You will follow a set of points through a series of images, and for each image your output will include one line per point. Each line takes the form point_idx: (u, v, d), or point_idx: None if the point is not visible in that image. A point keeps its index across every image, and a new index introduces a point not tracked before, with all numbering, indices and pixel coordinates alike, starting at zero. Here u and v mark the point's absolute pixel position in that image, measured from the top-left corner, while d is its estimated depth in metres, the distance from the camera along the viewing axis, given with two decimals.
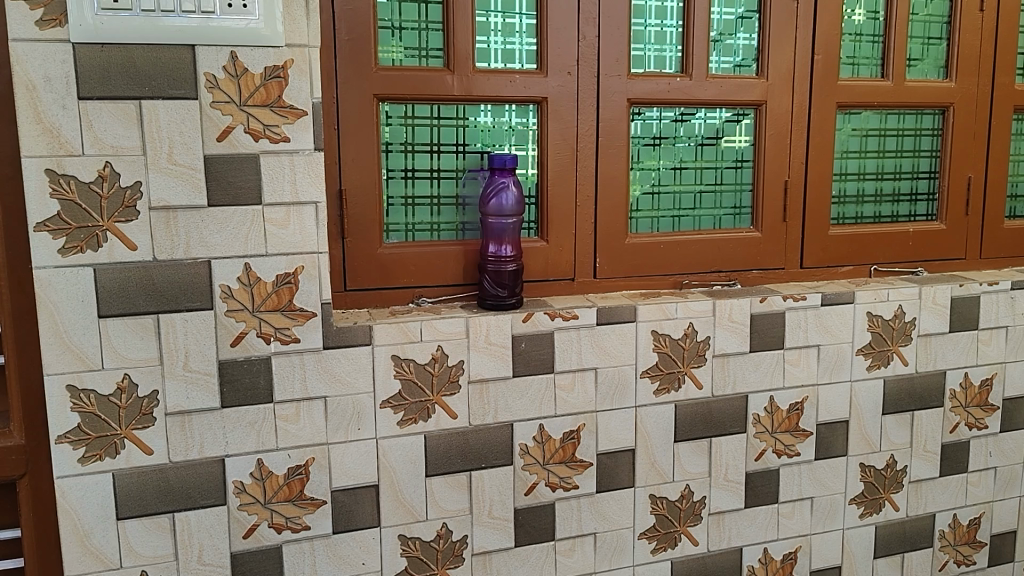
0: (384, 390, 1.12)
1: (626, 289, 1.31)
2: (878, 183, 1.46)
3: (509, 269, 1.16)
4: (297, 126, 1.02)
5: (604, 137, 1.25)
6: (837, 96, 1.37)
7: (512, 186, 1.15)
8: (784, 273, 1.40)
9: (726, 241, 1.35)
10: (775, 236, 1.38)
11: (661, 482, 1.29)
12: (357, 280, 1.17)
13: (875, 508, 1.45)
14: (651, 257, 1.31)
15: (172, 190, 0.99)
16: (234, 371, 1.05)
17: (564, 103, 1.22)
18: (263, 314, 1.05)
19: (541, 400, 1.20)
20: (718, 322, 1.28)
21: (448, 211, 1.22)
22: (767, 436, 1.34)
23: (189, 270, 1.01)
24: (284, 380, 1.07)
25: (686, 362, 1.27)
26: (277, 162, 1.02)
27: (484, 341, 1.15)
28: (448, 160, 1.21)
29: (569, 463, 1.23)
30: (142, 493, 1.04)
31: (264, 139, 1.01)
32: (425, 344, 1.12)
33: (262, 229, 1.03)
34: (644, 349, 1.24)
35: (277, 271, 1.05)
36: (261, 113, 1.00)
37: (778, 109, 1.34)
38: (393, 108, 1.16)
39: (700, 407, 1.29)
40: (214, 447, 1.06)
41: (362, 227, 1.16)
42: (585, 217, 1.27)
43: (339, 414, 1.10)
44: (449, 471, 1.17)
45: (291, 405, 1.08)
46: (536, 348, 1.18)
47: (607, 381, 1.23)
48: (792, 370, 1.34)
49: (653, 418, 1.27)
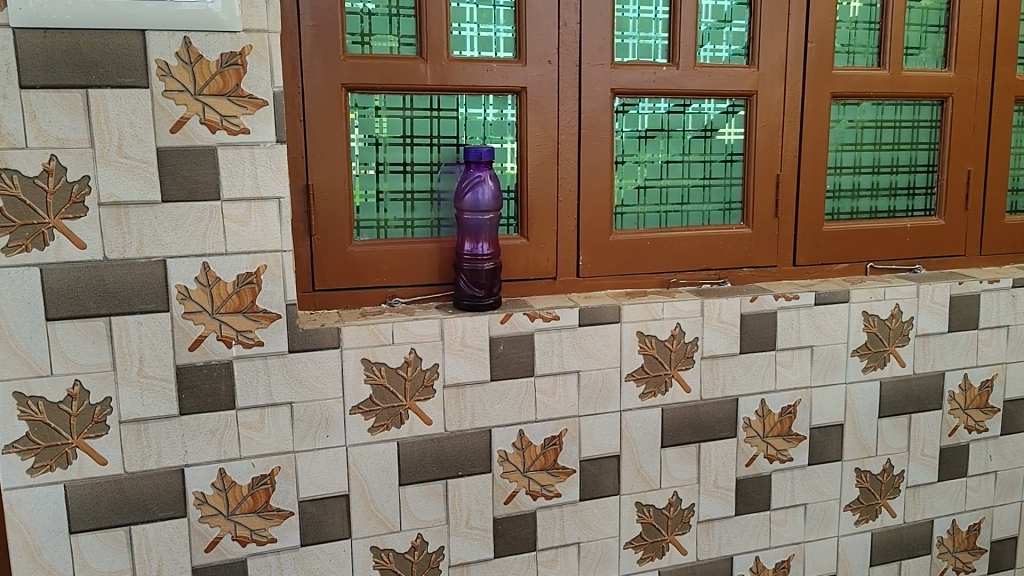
0: (355, 396, 1.06)
1: (611, 288, 1.25)
2: (875, 177, 1.40)
3: (486, 267, 1.10)
4: (258, 117, 0.96)
5: (586, 129, 1.20)
6: (832, 86, 1.31)
7: (488, 180, 1.09)
8: (776, 271, 1.34)
9: (716, 238, 1.29)
10: (766, 232, 1.32)
11: (647, 490, 1.24)
12: (325, 280, 1.11)
13: (871, 514, 1.39)
14: (638, 254, 1.26)
15: (124, 185, 0.93)
16: (193, 376, 0.99)
17: (544, 93, 1.17)
18: (223, 316, 0.99)
19: (521, 405, 1.14)
20: (706, 323, 1.22)
21: (423, 207, 1.16)
22: (758, 441, 1.29)
23: (144, 270, 0.95)
24: (247, 385, 1.01)
25: (673, 364, 1.21)
26: (236, 155, 0.96)
27: (460, 343, 1.10)
28: (422, 154, 1.15)
29: (551, 470, 1.18)
30: (96, 506, 0.98)
31: (222, 131, 0.95)
32: (396, 347, 1.07)
33: (221, 226, 0.97)
34: (629, 350, 1.19)
35: (238, 270, 0.99)
36: (217, 102, 0.94)
37: (770, 99, 1.28)
38: (363, 98, 1.10)
39: (688, 411, 1.24)
40: (172, 457, 1.00)
41: (331, 224, 1.10)
42: (568, 213, 1.21)
43: (306, 420, 1.05)
44: (424, 479, 1.11)
45: (255, 412, 1.02)
46: (514, 350, 1.12)
47: (591, 384, 1.18)
48: (784, 372, 1.28)
49: (639, 422, 1.21)
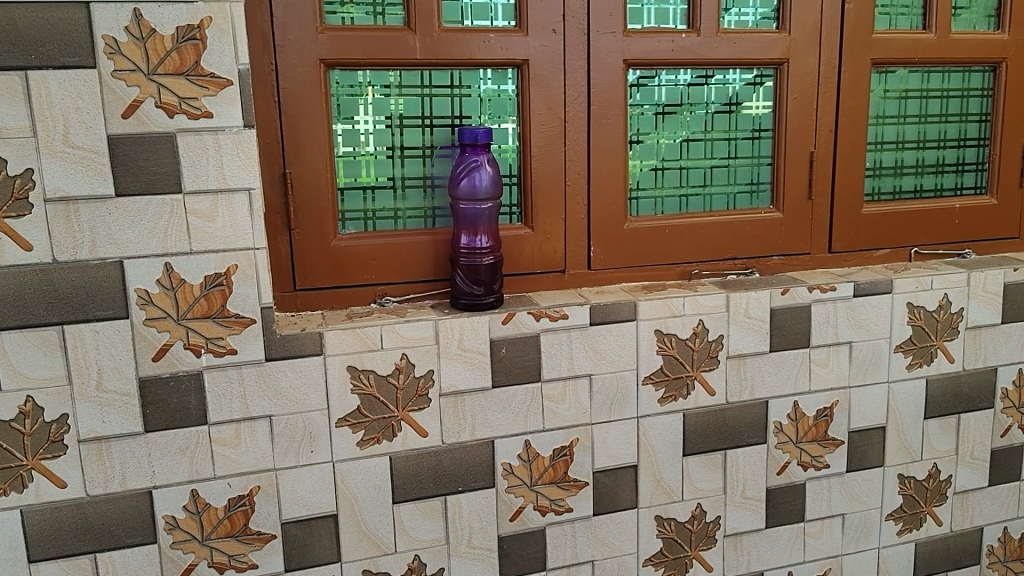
0: (341, 407, 0.96)
1: (627, 281, 1.13)
2: (919, 152, 1.27)
3: (485, 262, 0.99)
4: (221, 99, 0.85)
5: (597, 105, 1.07)
6: (871, 52, 1.17)
7: (487, 165, 0.98)
8: (810, 260, 1.21)
9: (743, 225, 1.17)
10: (798, 217, 1.19)
11: (669, 502, 1.13)
12: (308, 279, 1.00)
13: (915, 523, 1.27)
14: (655, 243, 1.14)
15: (73, 178, 0.83)
16: (158, 390, 0.89)
17: (548, 66, 1.04)
18: (190, 323, 0.89)
19: (526, 413, 1.03)
20: (732, 320, 1.10)
21: (415, 195, 1.05)
22: (791, 447, 1.17)
23: (98, 272, 0.85)
24: (219, 399, 0.91)
25: (696, 365, 1.10)
26: (198, 142, 0.85)
27: (457, 347, 0.99)
28: (413, 136, 1.03)
29: (561, 484, 1.07)
30: (57, 533, 0.89)
31: (181, 115, 0.84)
32: (386, 353, 0.96)
33: (184, 222, 0.87)
34: (646, 351, 1.07)
35: (205, 271, 0.88)
36: (174, 83, 0.84)
37: (802, 68, 1.15)
38: (344, 75, 0.99)
39: (713, 416, 1.12)
40: (138, 478, 0.90)
41: (312, 216, 0.99)
42: (577, 199, 1.09)
43: (287, 435, 0.94)
44: (421, 496, 1.01)
45: (229, 427, 0.92)
46: (518, 354, 1.01)
47: (604, 389, 1.06)
48: (819, 372, 1.16)
49: (658, 430, 1.10)
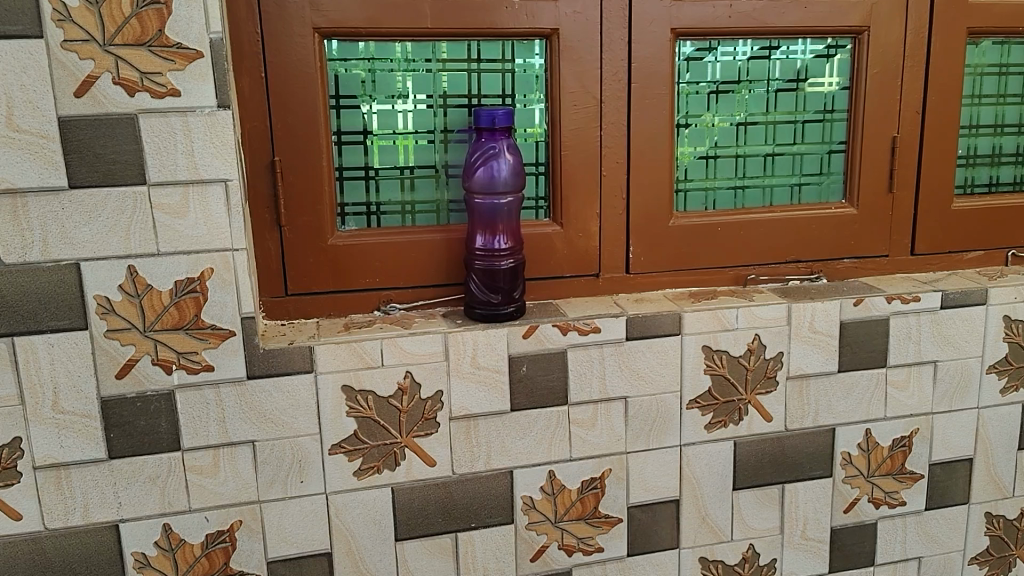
0: (335, 433, 0.83)
1: (672, 287, 0.98)
2: (1021, 138, 1.08)
3: (504, 266, 0.85)
4: (190, 74, 0.73)
5: (639, 82, 0.92)
6: (969, 19, 0.99)
7: (506, 153, 0.83)
8: (887, 262, 1.04)
9: (809, 222, 1.01)
10: (875, 213, 1.02)
11: (716, 542, 0.98)
12: (302, 282, 0.87)
13: (1003, 568, 1.10)
14: (706, 243, 0.98)
15: (19, 167, 0.71)
16: (123, 411, 0.77)
17: (582, 36, 0.89)
18: (159, 335, 0.77)
19: (551, 440, 0.89)
20: (795, 335, 0.94)
21: (426, 186, 0.91)
22: (861, 481, 1.01)
23: (52, 277, 0.74)
24: (194, 422, 0.79)
25: (751, 387, 0.94)
26: (164, 125, 0.73)
27: (470, 365, 0.85)
28: (423, 119, 0.89)
29: (591, 521, 0.93)
30: (12, 569, 0.79)
31: (142, 93, 0.72)
32: (388, 370, 0.83)
33: (150, 218, 0.74)
34: (692, 370, 0.92)
35: (175, 276, 0.76)
36: (134, 55, 0.72)
37: (884, 38, 0.98)
38: (343, 47, 0.85)
39: (770, 445, 0.97)
40: (103, 511, 0.79)
41: (306, 210, 0.86)
42: (615, 192, 0.94)
43: (273, 463, 0.82)
44: (427, 533, 0.88)
45: (205, 454, 0.80)
46: (541, 373, 0.87)
47: (642, 413, 0.92)
48: (895, 396, 1.00)
49: (705, 460, 0.95)
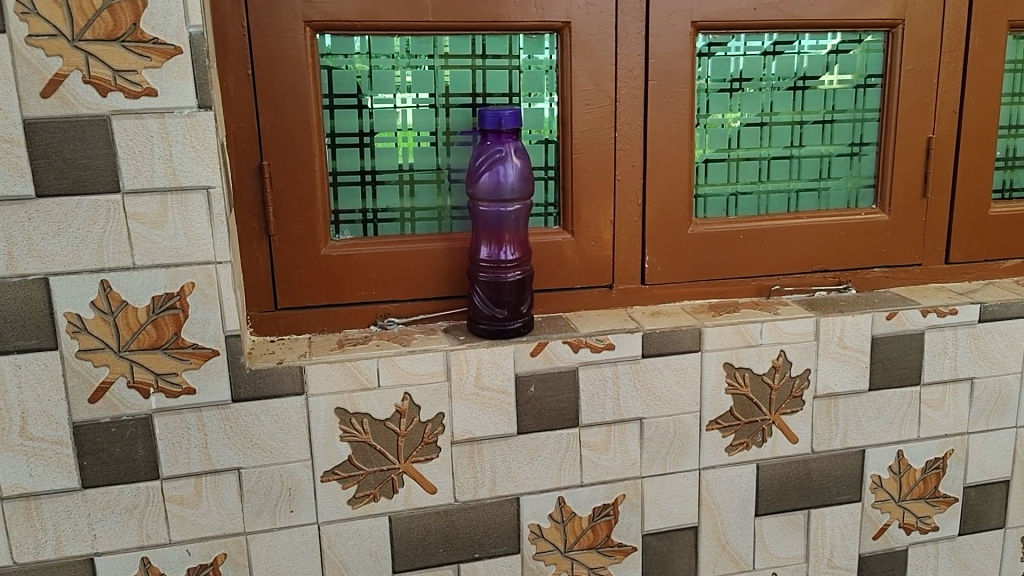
0: (328, 459, 0.77)
1: (691, 299, 0.92)
2: None
3: (511, 279, 0.78)
4: (168, 72, 0.67)
5: (656, 79, 0.85)
6: (1011, 11, 0.92)
7: (514, 157, 0.77)
8: (920, 272, 0.97)
9: (837, 229, 0.94)
10: (908, 219, 0.96)
11: (736, 571, 0.91)
12: (293, 295, 0.81)
13: None
14: (727, 252, 0.91)
15: None
16: (97, 437, 0.71)
17: (596, 30, 0.83)
18: (136, 355, 0.71)
19: (560, 465, 0.83)
20: (824, 351, 0.87)
21: (427, 191, 0.85)
22: (892, 506, 0.95)
23: (18, 293, 0.68)
24: (174, 448, 0.73)
25: (776, 407, 0.88)
26: (139, 128, 0.67)
27: (474, 385, 0.79)
28: (424, 119, 0.83)
29: (603, 550, 0.87)
30: None
31: (116, 93, 0.66)
32: (385, 392, 0.77)
33: (125, 229, 0.68)
34: (713, 389, 0.86)
35: (154, 291, 0.70)
36: (106, 51, 0.65)
37: (920, 31, 0.91)
38: (337, 42, 0.79)
39: (795, 469, 0.90)
40: (76, 544, 0.73)
41: (297, 218, 0.80)
42: (630, 197, 0.88)
43: (260, 492, 0.76)
44: (428, 565, 0.82)
45: (187, 483, 0.74)
46: (550, 393, 0.81)
47: (658, 436, 0.85)
48: (929, 415, 0.93)
49: (726, 485, 0.88)
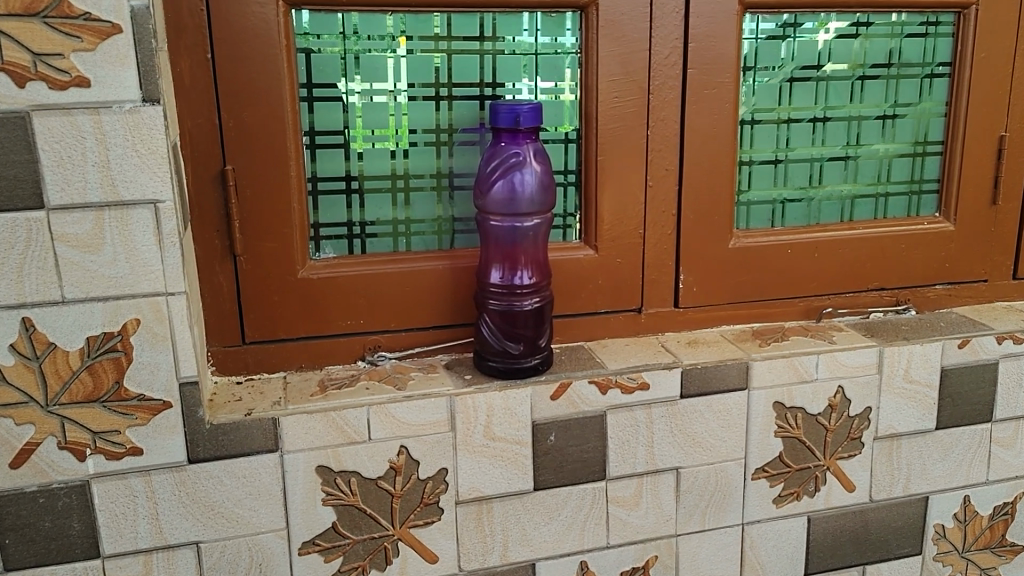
0: (308, 527, 0.64)
1: (731, 324, 0.79)
2: None
3: (528, 308, 0.65)
4: (103, 57, 0.53)
5: (697, 68, 0.72)
6: None
7: (533, 162, 0.64)
8: (986, 289, 0.85)
9: (896, 241, 0.82)
10: (976, 230, 0.83)
11: None
12: (264, 326, 0.68)
13: None
14: (773, 269, 0.79)
15: None
16: (21, 510, 0.58)
17: (628, 8, 0.69)
18: (67, 410, 0.57)
19: (584, 525, 0.70)
20: (887, 386, 0.75)
21: (425, 200, 0.71)
22: (956, 558, 0.83)
23: None
24: (118, 520, 0.60)
25: (831, 451, 0.76)
26: (67, 127, 0.53)
27: (483, 435, 0.66)
28: (421, 114, 0.69)
29: None
30: None
31: (37, 83, 0.52)
32: (376, 446, 0.64)
33: (52, 255, 0.55)
34: (761, 432, 0.73)
35: (90, 331, 0.56)
36: (24, 30, 0.51)
37: (997, 13, 0.78)
38: (317, 20, 0.65)
39: (850, 520, 0.78)
40: None
41: (269, 234, 0.66)
42: (663, 207, 0.75)
43: (225, 569, 0.62)
44: None
45: (135, 561, 0.61)
46: (572, 442, 0.68)
47: (697, 487, 0.73)
48: (1000, 456, 0.81)
49: (773, 541, 0.76)
